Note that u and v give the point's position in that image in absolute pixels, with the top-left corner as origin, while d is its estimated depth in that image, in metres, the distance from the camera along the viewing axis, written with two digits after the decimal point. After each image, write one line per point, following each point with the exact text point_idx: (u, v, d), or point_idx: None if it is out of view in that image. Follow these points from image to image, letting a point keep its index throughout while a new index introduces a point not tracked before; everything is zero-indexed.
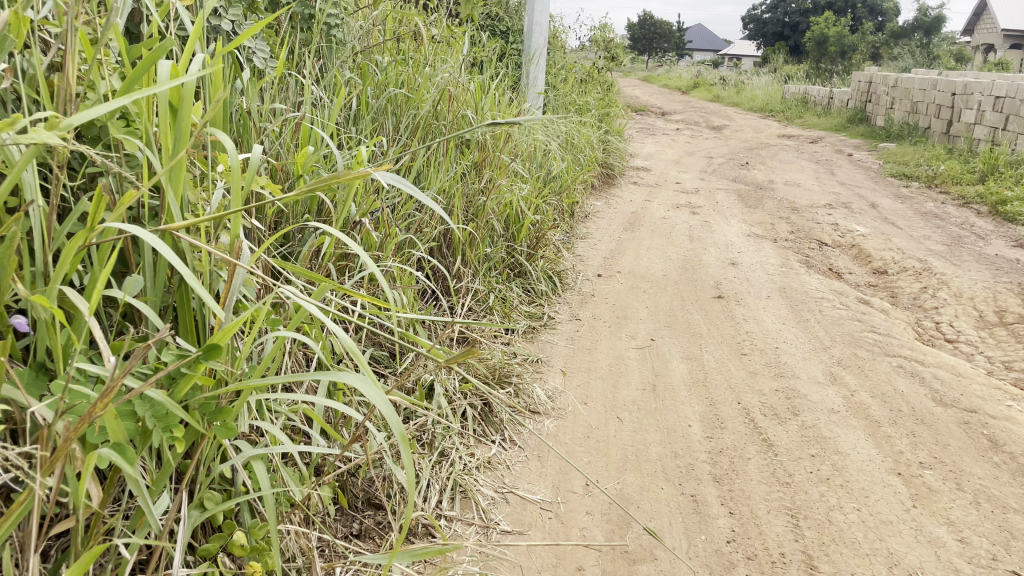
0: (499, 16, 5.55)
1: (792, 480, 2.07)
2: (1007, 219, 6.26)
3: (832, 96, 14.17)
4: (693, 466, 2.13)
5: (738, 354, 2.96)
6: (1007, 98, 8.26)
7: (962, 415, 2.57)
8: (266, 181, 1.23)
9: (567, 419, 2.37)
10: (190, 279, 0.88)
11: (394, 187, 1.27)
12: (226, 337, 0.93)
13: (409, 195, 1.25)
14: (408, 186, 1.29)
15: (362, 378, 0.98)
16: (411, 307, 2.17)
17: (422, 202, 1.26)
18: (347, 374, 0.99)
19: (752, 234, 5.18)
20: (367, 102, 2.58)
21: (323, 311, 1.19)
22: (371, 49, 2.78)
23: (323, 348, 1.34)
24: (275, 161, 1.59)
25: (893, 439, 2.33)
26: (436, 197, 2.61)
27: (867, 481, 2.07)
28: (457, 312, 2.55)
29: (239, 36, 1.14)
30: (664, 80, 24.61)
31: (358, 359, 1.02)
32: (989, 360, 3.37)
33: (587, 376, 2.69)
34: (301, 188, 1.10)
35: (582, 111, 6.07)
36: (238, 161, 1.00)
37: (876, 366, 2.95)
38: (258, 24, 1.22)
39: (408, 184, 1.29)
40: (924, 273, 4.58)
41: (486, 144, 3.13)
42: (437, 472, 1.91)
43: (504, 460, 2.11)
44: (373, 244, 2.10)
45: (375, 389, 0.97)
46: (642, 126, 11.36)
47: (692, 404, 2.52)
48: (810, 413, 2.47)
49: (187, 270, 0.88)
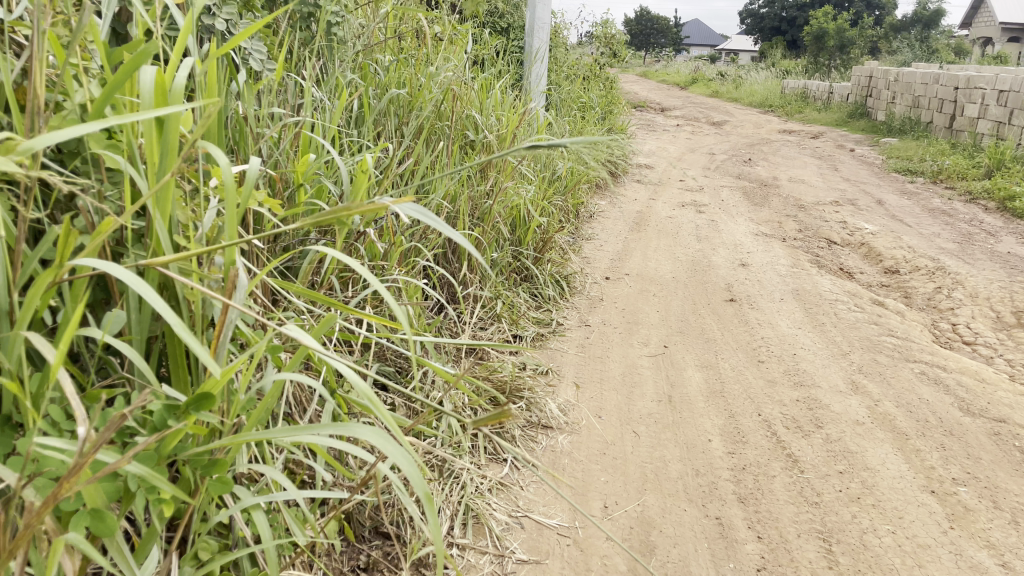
0: (500, 13, 5.43)
1: (820, 500, 1.96)
2: (1016, 216, 6.15)
3: (832, 91, 14.03)
4: (716, 485, 2.03)
5: (756, 362, 2.85)
6: (1011, 92, 8.14)
7: (991, 425, 2.46)
8: (266, 198, 1.13)
9: (580, 434, 2.26)
10: (178, 326, 0.78)
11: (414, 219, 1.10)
12: (219, 386, 0.83)
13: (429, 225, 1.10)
14: (430, 216, 1.12)
15: (377, 433, 0.87)
16: (416, 321, 2.07)
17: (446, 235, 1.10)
18: (359, 427, 0.88)
19: (761, 233, 5.08)
20: (369, 104, 2.46)
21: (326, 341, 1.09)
22: (371, 48, 2.67)
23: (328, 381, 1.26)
24: (274, 172, 1.49)
25: (923, 453, 2.23)
26: (440, 202, 2.50)
27: (900, 501, 1.97)
28: (464, 323, 2.45)
29: (236, 39, 1.04)
30: (663, 76, 24.49)
31: (374, 407, 0.91)
32: (1010, 364, 3.26)
33: (600, 387, 2.58)
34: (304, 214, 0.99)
35: (585, 109, 5.95)
36: (233, 182, 0.89)
37: (898, 372, 2.84)
38: (256, 24, 1.12)
39: (431, 214, 1.12)
40: (937, 273, 4.47)
41: (492, 145, 3.02)
42: (447, 495, 1.80)
43: (517, 481, 2.00)
44: (377, 254, 1.99)
45: (392, 444, 0.86)
46: (642, 123, 11.24)
47: (711, 416, 2.41)
48: (834, 425, 2.37)
49: (174, 316, 0.78)
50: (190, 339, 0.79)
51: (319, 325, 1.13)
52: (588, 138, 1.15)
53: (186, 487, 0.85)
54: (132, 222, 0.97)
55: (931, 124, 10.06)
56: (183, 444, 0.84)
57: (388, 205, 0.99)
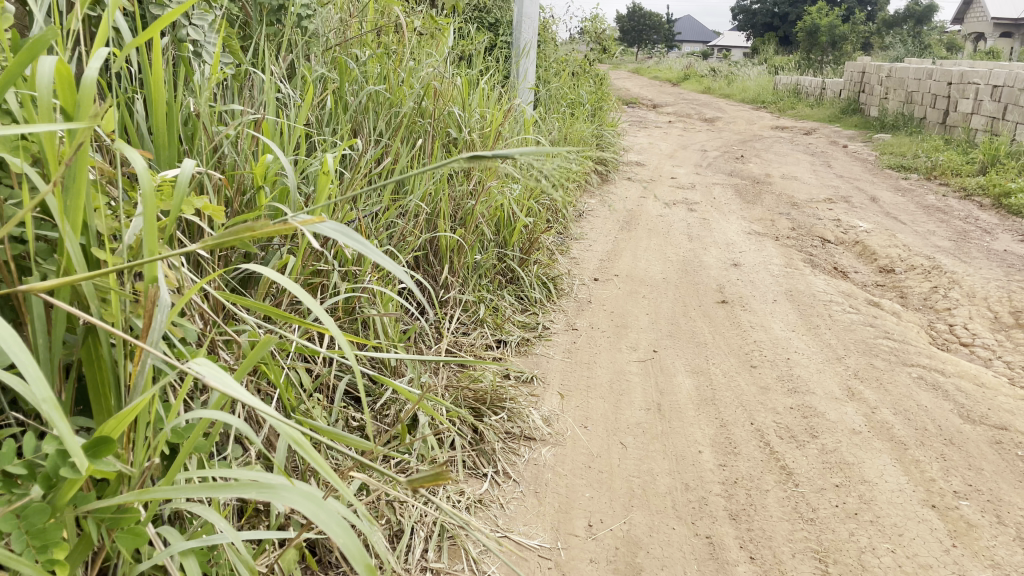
0: (487, 8, 5.33)
1: (816, 517, 1.87)
2: (1011, 212, 6.07)
3: (824, 87, 13.99)
4: (706, 501, 1.93)
5: (748, 367, 2.76)
6: (1005, 87, 8.06)
7: (993, 433, 2.37)
8: (205, 205, 1.01)
9: (565, 446, 2.16)
10: (47, 403, 0.63)
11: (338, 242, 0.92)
12: (119, 427, 0.73)
13: (350, 246, 0.93)
14: (353, 233, 0.94)
15: (308, 497, 0.77)
16: (392, 329, 1.97)
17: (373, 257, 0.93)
18: (288, 491, 0.77)
19: (753, 232, 4.98)
20: (343, 102, 2.36)
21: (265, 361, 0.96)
22: (347, 43, 2.57)
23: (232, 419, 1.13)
24: (228, 175, 1.42)
25: (922, 464, 2.13)
26: (420, 204, 2.40)
27: (899, 517, 1.88)
28: (444, 329, 2.35)
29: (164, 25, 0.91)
30: (655, 71, 24.39)
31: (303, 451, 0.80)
32: (1009, 366, 3.17)
33: (586, 395, 2.48)
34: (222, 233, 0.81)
35: (574, 106, 5.85)
36: (152, 189, 0.76)
37: (895, 377, 2.75)
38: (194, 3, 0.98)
39: (354, 231, 0.94)
40: (933, 272, 4.39)
41: (475, 143, 2.92)
42: (420, 515, 1.70)
43: (497, 497, 1.89)
44: (349, 258, 1.89)
45: (322, 509, 0.75)
46: (634, 120, 11.13)
47: (701, 426, 2.31)
48: (830, 435, 2.27)
49: (41, 390, 0.63)
50: (59, 423, 0.64)
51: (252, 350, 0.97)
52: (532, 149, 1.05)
53: (87, 544, 0.77)
54: (42, 231, 0.85)
55: (924, 120, 9.98)
56: (83, 496, 0.76)
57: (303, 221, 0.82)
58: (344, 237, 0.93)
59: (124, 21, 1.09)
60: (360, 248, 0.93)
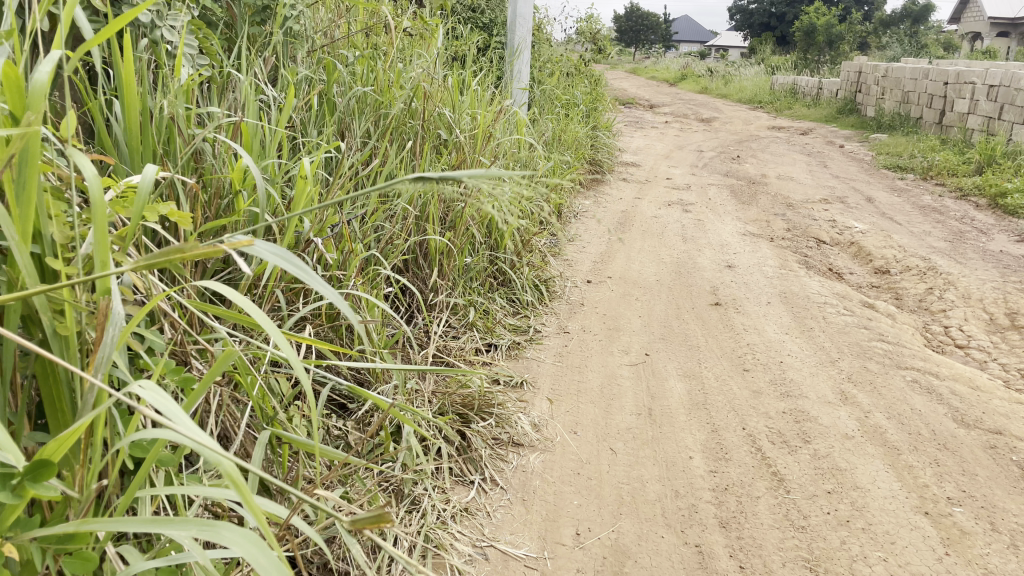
0: (480, 8, 5.30)
1: (807, 524, 1.84)
2: (1008, 212, 6.05)
3: (821, 87, 13.96)
4: (696, 508, 1.90)
5: (740, 370, 2.73)
6: (1001, 87, 8.04)
7: (987, 437, 2.34)
8: (172, 211, 0.98)
9: (554, 452, 2.13)
10: None
11: (276, 266, 0.84)
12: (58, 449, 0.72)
13: (289, 271, 0.85)
14: (290, 257, 0.85)
15: (244, 535, 0.73)
16: (378, 333, 1.94)
17: (314, 283, 0.86)
18: (226, 528, 0.74)
19: (748, 233, 4.95)
20: (329, 104, 2.33)
21: (223, 371, 0.92)
22: (334, 45, 2.53)
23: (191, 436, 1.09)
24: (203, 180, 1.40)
25: (916, 469, 2.11)
26: (407, 207, 2.38)
27: (891, 524, 1.85)
28: (432, 334, 2.32)
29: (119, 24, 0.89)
30: (652, 72, 24.36)
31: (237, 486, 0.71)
32: (1004, 369, 3.15)
33: (577, 400, 2.45)
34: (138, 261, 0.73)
35: (568, 107, 5.81)
36: (98, 194, 0.74)
37: (889, 381, 2.72)
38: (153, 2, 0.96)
39: (291, 254, 0.85)
40: (928, 273, 4.36)
41: (466, 144, 2.89)
42: (405, 526, 1.65)
43: (484, 506, 1.86)
44: (333, 262, 1.88)
45: (260, 551, 0.72)
46: (630, 120, 11.09)
47: (693, 431, 2.29)
48: (823, 440, 2.24)
49: None
50: None
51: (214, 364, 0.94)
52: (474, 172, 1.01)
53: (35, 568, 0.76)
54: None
55: (920, 120, 9.96)
56: (26, 523, 0.75)
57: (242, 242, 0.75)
58: (281, 261, 0.84)
59: (83, 14, 1.11)
60: (300, 272, 0.85)
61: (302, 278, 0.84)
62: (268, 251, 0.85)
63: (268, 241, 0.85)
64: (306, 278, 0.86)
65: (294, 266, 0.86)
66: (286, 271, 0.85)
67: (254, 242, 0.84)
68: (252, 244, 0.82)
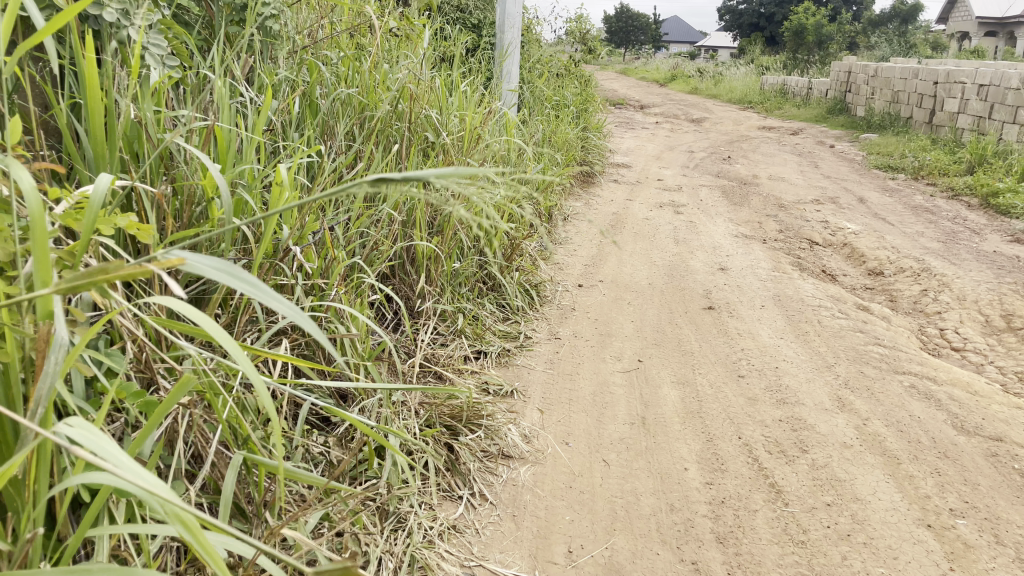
0: (469, 8, 5.23)
1: (807, 539, 1.78)
2: (1000, 212, 6.02)
3: (810, 87, 13.97)
4: (692, 522, 1.84)
5: (735, 377, 2.67)
6: (991, 86, 8.03)
7: (988, 444, 2.29)
8: (128, 221, 0.96)
9: (545, 465, 2.06)
10: None
11: (220, 283, 0.76)
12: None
13: (232, 287, 0.77)
14: (235, 273, 0.77)
15: None
16: (363, 342, 1.88)
17: (263, 298, 0.78)
18: None
19: (740, 235, 4.90)
20: (312, 107, 2.26)
21: (183, 398, 0.86)
22: (318, 45, 2.46)
23: (153, 463, 1.01)
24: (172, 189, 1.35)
25: (917, 479, 2.05)
26: (393, 212, 2.31)
27: (893, 538, 1.80)
28: (419, 342, 2.25)
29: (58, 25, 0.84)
30: (640, 74, 24.34)
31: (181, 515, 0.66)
32: (1001, 371, 3.11)
33: (568, 410, 2.39)
34: (62, 283, 0.67)
35: (558, 108, 5.75)
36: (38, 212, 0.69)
37: (887, 386, 2.67)
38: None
39: (237, 268, 0.77)
40: (923, 274, 4.31)
41: (453, 147, 2.82)
42: (389, 546, 1.58)
43: (473, 522, 1.79)
44: (314, 271, 1.81)
45: None
46: (621, 121, 11.01)
47: (687, 441, 2.23)
48: (820, 449, 2.18)
49: None
50: None
51: (173, 390, 0.88)
52: (444, 170, 0.90)
53: None
54: None
55: (910, 119, 9.95)
56: None
57: (173, 263, 0.69)
58: (224, 277, 0.77)
59: (31, 1, 1.09)
60: (247, 289, 0.77)
61: (249, 294, 0.77)
62: (209, 265, 0.77)
63: (210, 256, 0.77)
64: (253, 293, 0.78)
65: (240, 281, 0.78)
66: (231, 287, 0.77)
67: (190, 257, 0.76)
68: (186, 260, 0.75)
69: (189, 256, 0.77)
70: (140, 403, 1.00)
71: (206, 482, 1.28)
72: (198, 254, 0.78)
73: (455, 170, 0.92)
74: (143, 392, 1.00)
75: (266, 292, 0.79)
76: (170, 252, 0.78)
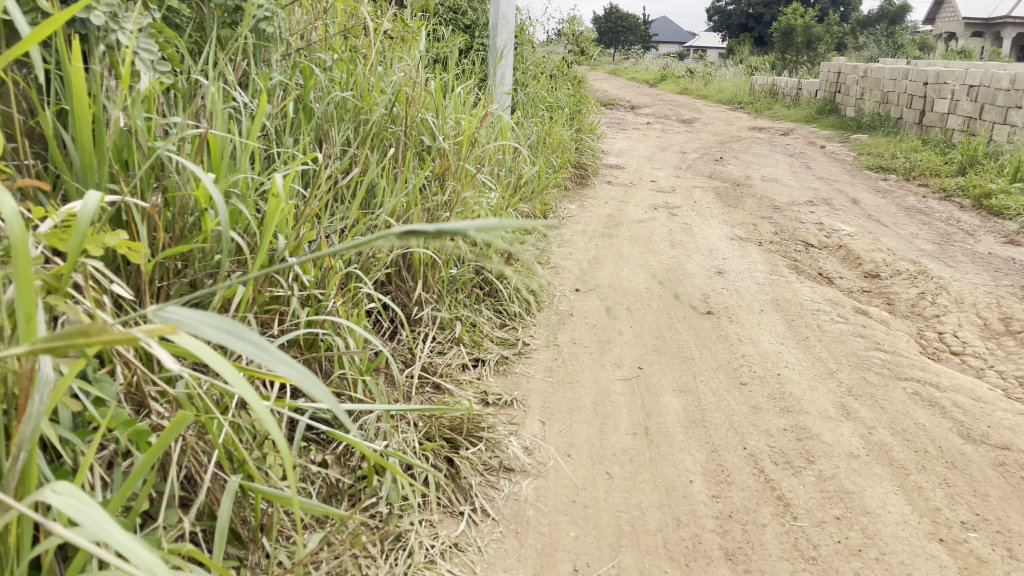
0: (462, 9, 5.17)
1: (818, 555, 1.74)
2: (993, 214, 6.02)
3: (800, 87, 13.98)
4: (700, 538, 1.79)
5: (737, 385, 2.63)
6: (981, 87, 8.03)
7: (996, 453, 2.26)
8: (117, 240, 0.93)
9: (547, 478, 2.01)
10: None
11: (219, 342, 0.70)
12: None
13: (233, 347, 0.70)
14: (237, 331, 0.71)
15: None
16: (361, 355, 1.84)
17: (266, 358, 0.71)
18: None
19: (736, 237, 4.86)
20: (306, 111, 2.20)
21: (180, 430, 0.84)
22: (312, 47, 2.39)
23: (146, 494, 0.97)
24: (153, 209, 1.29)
25: (925, 491, 2.02)
26: (389, 218, 2.27)
27: (905, 553, 1.76)
28: (416, 352, 2.20)
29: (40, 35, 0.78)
30: (630, 74, 24.31)
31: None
32: (1002, 376, 3.08)
33: (569, 420, 2.34)
34: (42, 343, 0.64)
35: (552, 109, 5.71)
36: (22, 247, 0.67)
37: (890, 394, 2.63)
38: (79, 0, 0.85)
39: (239, 328, 0.72)
40: (919, 277, 4.29)
41: (449, 151, 2.76)
42: (390, 567, 1.53)
43: (475, 540, 1.74)
44: (311, 281, 1.76)
45: None
46: (612, 121, 10.96)
47: (691, 452, 2.18)
48: (827, 460, 2.14)
49: None
50: None
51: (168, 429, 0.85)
52: (477, 224, 0.83)
53: None
54: None
55: (901, 120, 9.95)
56: None
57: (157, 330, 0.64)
58: (224, 335, 0.71)
59: (15, 6, 1.03)
60: (248, 348, 0.71)
61: (249, 355, 0.70)
62: (211, 326, 0.72)
63: (211, 316, 0.72)
64: (256, 353, 0.71)
65: (244, 341, 0.71)
66: (233, 349, 0.71)
67: (190, 318, 0.72)
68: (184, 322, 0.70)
69: (192, 318, 0.72)
70: (130, 433, 0.97)
71: (201, 507, 1.24)
72: (201, 316, 0.73)
73: (490, 223, 0.85)
74: (133, 422, 0.97)
75: (274, 354, 0.72)
76: (167, 313, 0.73)
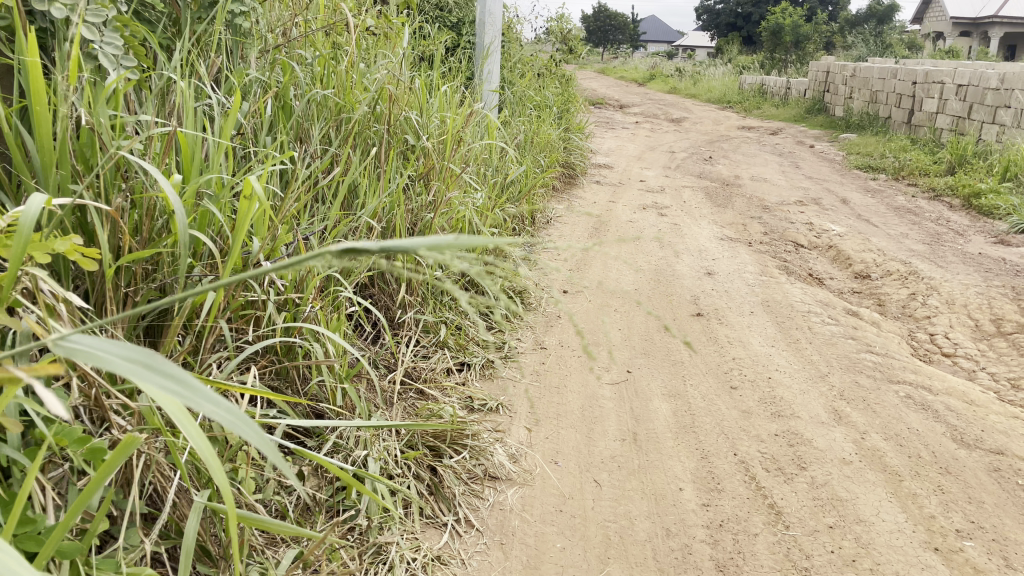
0: (449, 7, 5.11)
1: (811, 566, 1.69)
2: (983, 214, 6.00)
3: (789, 87, 13.98)
4: (690, 549, 1.74)
5: (727, 389, 2.58)
6: (970, 86, 8.02)
7: (990, 458, 2.22)
8: (68, 246, 0.87)
9: (533, 487, 1.96)
10: None
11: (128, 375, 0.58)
12: None
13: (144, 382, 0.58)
14: (152, 362, 0.59)
15: None
16: (340, 361, 1.79)
17: (180, 393, 0.58)
18: None
19: (725, 238, 4.82)
20: (285, 108, 2.14)
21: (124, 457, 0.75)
22: (290, 44, 2.33)
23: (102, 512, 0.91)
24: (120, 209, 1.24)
25: (920, 498, 1.98)
26: (371, 219, 2.21)
27: (900, 563, 1.72)
28: (399, 357, 2.15)
29: None
30: (618, 74, 24.28)
31: None
32: (994, 378, 3.05)
33: (556, 425, 2.28)
34: None
35: (539, 108, 5.65)
36: None
37: (882, 397, 2.59)
38: None
39: (156, 357, 0.59)
40: (910, 277, 4.26)
41: (433, 151, 2.70)
42: None
43: (459, 552, 1.68)
44: (288, 284, 1.70)
45: None
46: (601, 121, 10.92)
47: (681, 458, 2.13)
48: (819, 466, 2.10)
49: None
50: None
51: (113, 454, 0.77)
52: (434, 239, 0.66)
53: None
54: None
55: (889, 119, 9.95)
56: None
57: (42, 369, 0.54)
58: (136, 367, 0.59)
59: None
60: (160, 382, 0.58)
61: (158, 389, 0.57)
62: (124, 357, 0.61)
63: (121, 345, 0.60)
64: (170, 387, 0.58)
65: (159, 374, 0.59)
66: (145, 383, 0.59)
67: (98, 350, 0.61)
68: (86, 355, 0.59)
69: (100, 349, 0.61)
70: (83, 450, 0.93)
71: (168, 523, 1.17)
72: (114, 347, 0.61)
73: (450, 239, 0.68)
74: (87, 438, 0.93)
75: (198, 390, 0.58)
76: (72, 343, 0.62)
